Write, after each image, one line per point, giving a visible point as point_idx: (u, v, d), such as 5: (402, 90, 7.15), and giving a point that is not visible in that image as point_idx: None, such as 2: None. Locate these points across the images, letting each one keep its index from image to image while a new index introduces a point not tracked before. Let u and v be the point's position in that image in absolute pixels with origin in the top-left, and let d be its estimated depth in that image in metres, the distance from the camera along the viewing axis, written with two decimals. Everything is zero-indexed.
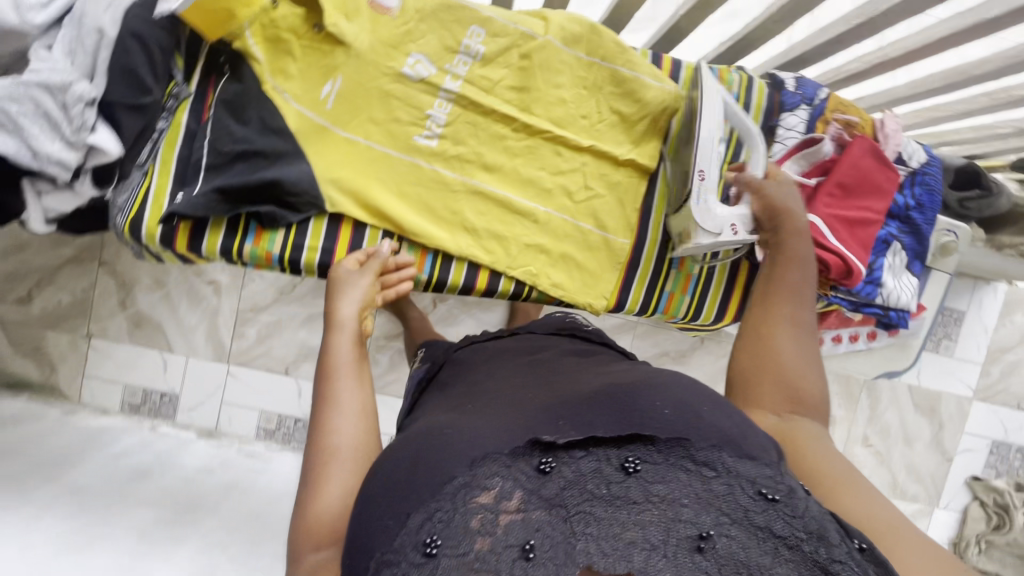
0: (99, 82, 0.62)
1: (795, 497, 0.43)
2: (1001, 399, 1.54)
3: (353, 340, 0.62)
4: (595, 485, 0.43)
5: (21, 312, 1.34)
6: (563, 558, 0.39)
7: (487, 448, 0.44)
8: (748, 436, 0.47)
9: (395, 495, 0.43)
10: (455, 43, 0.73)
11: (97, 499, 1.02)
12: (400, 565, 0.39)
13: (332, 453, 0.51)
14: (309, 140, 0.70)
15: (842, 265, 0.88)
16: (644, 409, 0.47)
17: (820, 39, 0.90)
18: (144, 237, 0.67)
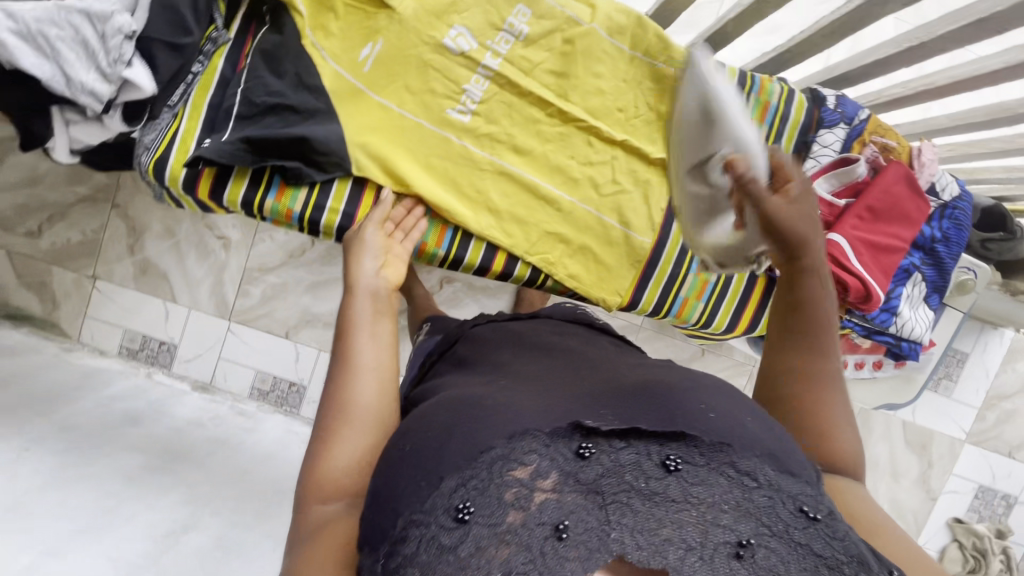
0: (140, 15, 0.59)
1: (836, 520, 0.43)
2: (993, 445, 1.53)
3: (369, 299, 0.62)
4: (634, 477, 0.42)
5: (29, 245, 1.34)
6: (597, 543, 0.39)
7: (525, 423, 0.44)
8: (790, 452, 0.47)
9: (427, 456, 0.43)
10: (500, 20, 0.73)
11: (86, 439, 1.02)
12: (431, 526, 0.39)
13: (346, 410, 0.52)
14: (343, 99, 0.70)
15: (862, 289, 0.91)
16: (690, 411, 0.46)
17: (867, 58, 0.89)
18: (168, 180, 0.67)
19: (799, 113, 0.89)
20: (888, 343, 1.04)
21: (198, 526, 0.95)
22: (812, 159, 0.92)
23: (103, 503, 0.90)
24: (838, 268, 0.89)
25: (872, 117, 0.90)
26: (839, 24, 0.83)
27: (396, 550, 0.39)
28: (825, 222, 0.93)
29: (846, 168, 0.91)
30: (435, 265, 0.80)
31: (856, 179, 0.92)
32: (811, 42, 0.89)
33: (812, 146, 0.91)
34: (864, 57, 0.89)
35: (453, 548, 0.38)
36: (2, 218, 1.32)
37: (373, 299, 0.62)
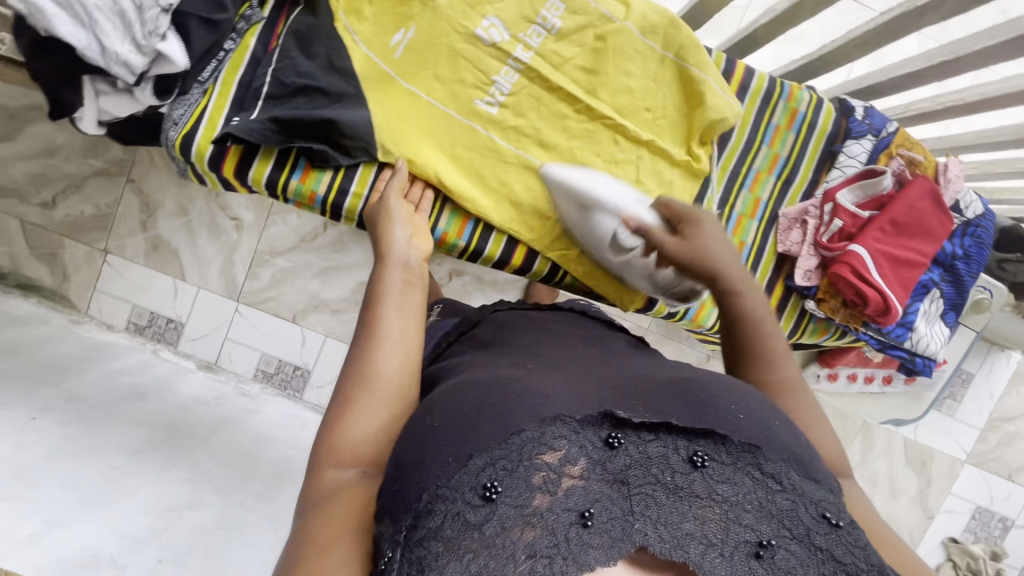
0: None
1: (856, 529, 0.46)
2: (993, 467, 1.52)
3: (398, 269, 0.62)
4: (660, 470, 0.43)
5: (43, 216, 1.34)
6: (620, 534, 0.39)
7: (556, 410, 0.45)
8: (812, 458, 0.49)
9: (456, 435, 0.43)
10: (534, 13, 0.73)
11: (91, 411, 1.02)
12: (457, 502, 0.40)
13: (368, 380, 0.52)
14: (372, 83, 0.69)
15: (881, 302, 0.90)
16: (721, 411, 0.48)
17: (899, 71, 0.89)
18: (194, 157, 0.66)
19: (827, 122, 0.93)
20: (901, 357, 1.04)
21: (201, 504, 0.95)
22: (837, 169, 0.94)
23: (107, 476, 0.90)
24: (858, 280, 0.89)
25: (900, 130, 0.92)
26: (873, 35, 0.82)
27: (421, 523, 0.40)
28: (848, 233, 0.92)
29: (871, 180, 0.91)
30: (454, 256, 0.80)
31: (880, 192, 0.92)
32: (844, 51, 0.88)
33: (838, 156, 0.93)
34: (896, 70, 0.89)
35: (479, 526, 0.38)
36: (17, 188, 1.32)
37: (404, 271, 0.62)
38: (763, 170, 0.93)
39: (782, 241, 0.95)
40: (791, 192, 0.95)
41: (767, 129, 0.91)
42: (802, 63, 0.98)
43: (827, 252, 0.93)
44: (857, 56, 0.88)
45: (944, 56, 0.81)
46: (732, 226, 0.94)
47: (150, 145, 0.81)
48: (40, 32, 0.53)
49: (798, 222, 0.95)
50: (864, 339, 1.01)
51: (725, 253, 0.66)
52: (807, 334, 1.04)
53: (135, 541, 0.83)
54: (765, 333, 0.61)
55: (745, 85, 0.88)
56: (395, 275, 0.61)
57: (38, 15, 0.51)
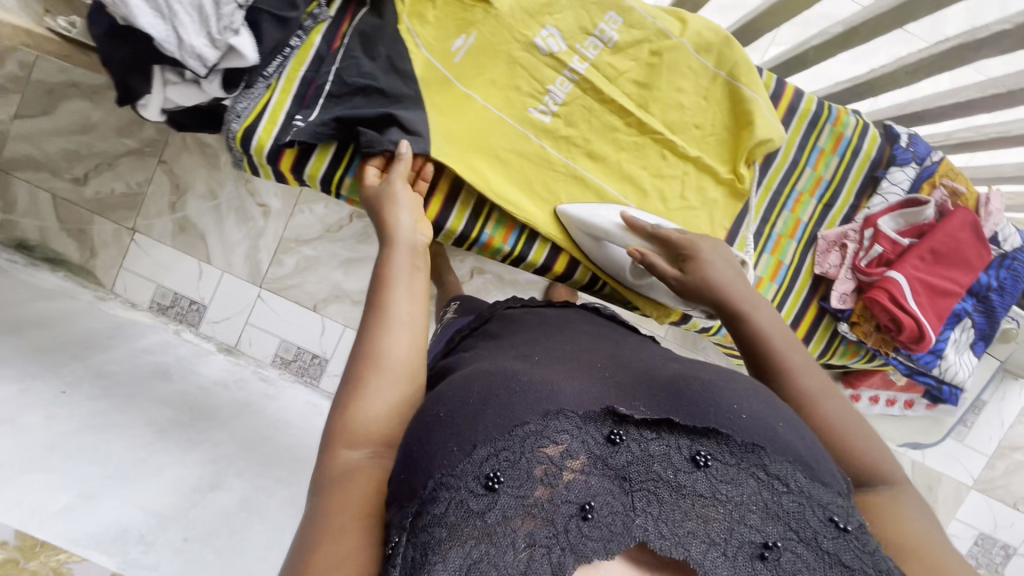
0: None
1: (866, 534, 0.46)
2: (999, 494, 1.53)
3: (406, 252, 0.62)
4: (662, 468, 0.44)
5: (74, 192, 1.36)
6: (620, 528, 0.41)
7: (560, 404, 0.46)
8: (820, 460, 0.49)
9: (462, 423, 0.45)
10: (591, 25, 0.75)
11: (118, 388, 1.04)
12: (460, 490, 0.41)
13: (376, 360, 0.54)
14: (432, 86, 0.71)
15: (915, 330, 0.93)
16: (725, 408, 0.49)
17: (945, 100, 0.89)
18: (254, 151, 0.67)
19: (871, 148, 0.94)
20: (928, 383, 1.08)
21: (224, 486, 0.97)
22: (879, 196, 0.95)
23: (135, 454, 0.91)
24: (896, 308, 0.91)
25: (944, 160, 0.93)
26: (929, 62, 0.84)
27: (427, 510, 0.41)
28: (887, 258, 0.94)
29: (915, 209, 0.93)
30: (497, 260, 0.83)
31: (921, 220, 0.94)
32: (894, 78, 0.89)
33: (881, 183, 0.94)
34: (944, 98, 0.89)
35: (481, 514, 0.40)
36: (50, 163, 1.34)
37: (412, 254, 0.63)
38: (806, 192, 0.95)
39: (820, 262, 0.97)
40: (831, 215, 0.97)
41: (812, 151, 0.93)
42: (847, 86, 0.99)
43: (864, 277, 0.95)
44: (907, 83, 0.89)
45: (996, 88, 0.81)
46: (771, 245, 0.96)
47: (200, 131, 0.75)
48: (118, 19, 0.55)
49: (836, 244, 0.97)
50: (893, 362, 1.05)
51: (726, 274, 0.68)
52: (838, 356, 1.07)
53: (162, 519, 0.84)
54: (778, 349, 0.62)
55: (793, 107, 0.90)
56: (404, 257, 0.61)
57: (121, 6, 0.52)
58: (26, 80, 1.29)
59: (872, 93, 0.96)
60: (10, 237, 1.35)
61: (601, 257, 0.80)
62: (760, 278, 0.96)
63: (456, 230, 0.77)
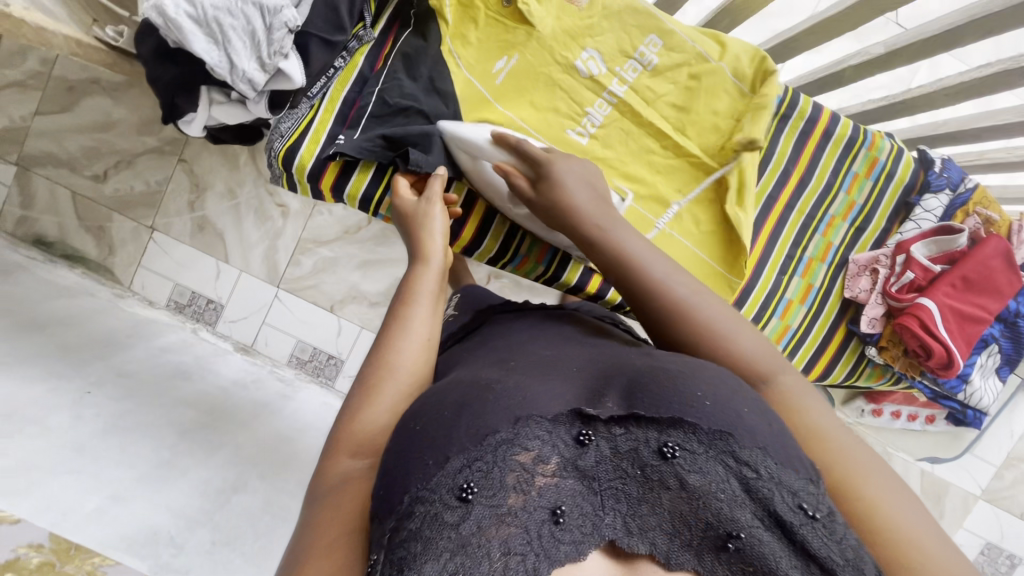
0: (302, 10, 0.58)
1: (834, 521, 0.45)
2: (1006, 505, 1.54)
3: (438, 275, 0.62)
4: (630, 466, 0.45)
5: (94, 189, 1.36)
6: (590, 529, 0.42)
7: (532, 409, 0.46)
8: (787, 443, 0.47)
9: (437, 434, 0.44)
10: (631, 48, 0.76)
11: (142, 388, 1.04)
12: (434, 504, 0.41)
13: (391, 370, 0.54)
14: (471, 107, 0.72)
15: (943, 357, 0.94)
16: (685, 397, 0.46)
17: (980, 123, 0.90)
18: (295, 170, 0.70)
19: (905, 172, 0.94)
20: (953, 408, 1.10)
21: (246, 489, 0.99)
22: (912, 222, 0.96)
23: (161, 455, 0.92)
24: (926, 335, 0.93)
25: (979, 187, 0.94)
26: (970, 85, 0.86)
27: (403, 525, 0.40)
28: (917, 284, 0.96)
29: (948, 237, 0.94)
30: (531, 278, 0.85)
31: (953, 248, 0.95)
32: (931, 99, 0.91)
33: (913, 209, 0.95)
34: (977, 121, 0.90)
35: (456, 525, 0.40)
36: (71, 159, 1.34)
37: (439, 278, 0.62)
38: (838, 216, 0.96)
39: (849, 287, 0.98)
40: (862, 239, 0.98)
41: (846, 175, 0.93)
42: (881, 105, 1.00)
43: (895, 302, 0.96)
44: (944, 104, 0.91)
45: None
46: (801, 269, 0.97)
47: (238, 144, 0.80)
48: (169, 41, 0.55)
49: (867, 269, 0.97)
50: (919, 387, 1.05)
51: (579, 195, 0.61)
52: (864, 378, 1.08)
53: (190, 521, 0.86)
54: (638, 265, 0.58)
55: (828, 132, 0.90)
56: (433, 277, 0.62)
57: (175, 32, 0.52)
58: (48, 76, 1.29)
59: (907, 112, 0.96)
60: (29, 233, 1.35)
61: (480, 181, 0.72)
62: (790, 300, 0.98)
63: (491, 250, 0.80)
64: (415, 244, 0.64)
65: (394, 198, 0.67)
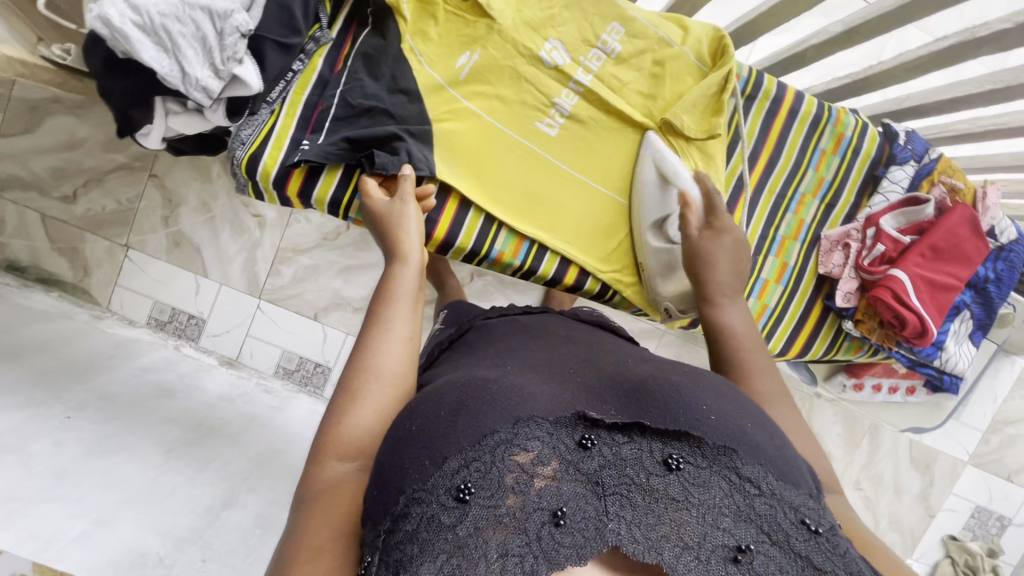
0: (254, 14, 0.58)
1: (835, 535, 0.45)
2: (993, 468, 1.58)
3: (416, 274, 0.62)
4: (635, 472, 0.43)
5: (64, 210, 1.33)
6: (593, 533, 0.39)
7: (532, 411, 0.45)
8: (789, 461, 0.48)
9: (433, 435, 0.44)
10: (594, 37, 0.76)
11: (124, 409, 1.02)
12: (432, 505, 0.40)
13: (375, 373, 0.54)
14: (434, 102, 0.72)
15: (918, 325, 0.95)
16: (693, 410, 0.47)
17: (940, 96, 0.95)
18: (259, 177, 0.68)
19: (870, 146, 0.96)
20: (930, 375, 1.12)
21: (237, 504, 0.97)
22: (880, 195, 0.97)
23: (147, 476, 0.91)
24: (899, 304, 0.93)
25: (942, 157, 0.95)
26: (926, 60, 0.88)
27: (399, 526, 0.40)
28: (888, 256, 0.96)
29: (914, 208, 0.95)
30: (508, 273, 0.83)
31: (921, 218, 0.96)
32: (892, 74, 0.93)
33: (881, 181, 0.96)
34: (942, 94, 0.94)
35: (452, 527, 0.39)
36: (38, 181, 1.32)
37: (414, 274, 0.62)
38: (808, 193, 0.97)
39: (823, 262, 1.00)
40: (832, 216, 1.00)
41: (814, 153, 0.95)
42: (845, 82, 1.03)
43: (867, 275, 0.97)
44: (904, 79, 0.93)
45: (995, 83, 0.87)
46: (775, 248, 0.98)
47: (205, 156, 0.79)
48: (118, 52, 0.54)
49: (839, 244, 0.99)
50: (896, 357, 1.07)
51: (725, 269, 0.67)
52: (843, 352, 1.09)
53: (179, 541, 0.85)
54: (745, 343, 0.63)
55: (794, 110, 0.91)
56: (411, 276, 0.61)
57: (123, 42, 0.52)
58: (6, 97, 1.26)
59: (870, 88, 0.99)
60: None
61: (644, 198, 0.80)
62: (766, 280, 0.99)
63: (467, 245, 0.77)
64: (391, 242, 0.64)
65: (364, 199, 0.66)
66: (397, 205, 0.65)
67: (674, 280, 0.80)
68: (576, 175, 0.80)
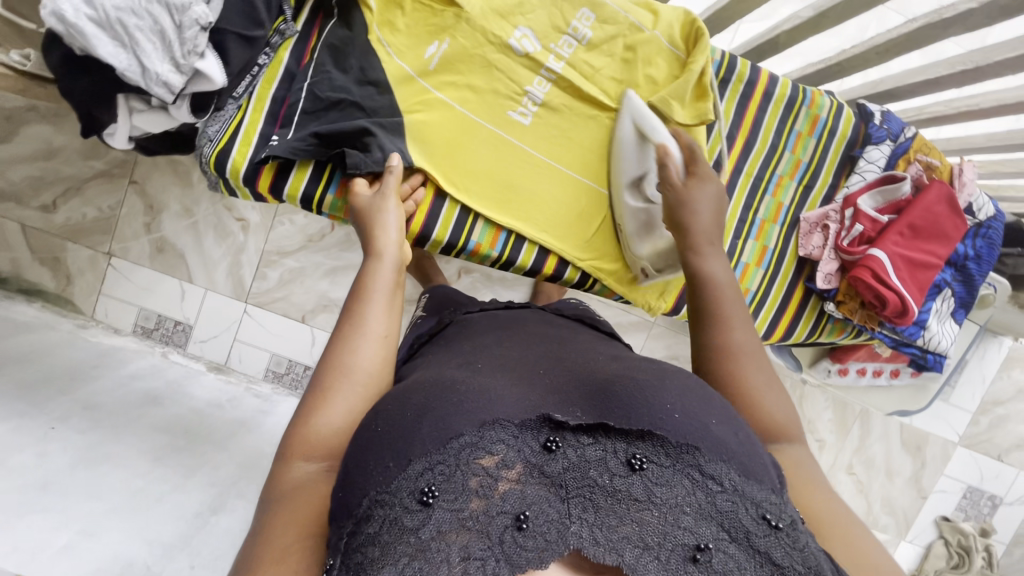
0: (214, 6, 0.57)
1: (797, 529, 0.44)
2: (984, 448, 1.59)
3: (392, 270, 0.61)
4: (597, 473, 0.43)
5: (44, 219, 1.32)
6: (554, 536, 0.39)
7: (497, 414, 0.45)
8: (751, 455, 0.47)
9: (398, 436, 0.43)
10: (564, 23, 0.76)
11: (110, 417, 1.00)
12: (394, 507, 0.40)
13: (347, 370, 0.53)
14: (404, 93, 0.71)
15: (898, 304, 0.95)
16: (655, 411, 0.46)
17: (917, 78, 0.95)
18: (229, 174, 0.68)
19: (846, 127, 0.97)
20: (913, 354, 1.12)
21: (226, 509, 0.96)
22: (857, 175, 0.97)
23: (134, 484, 0.89)
24: (879, 284, 0.93)
25: (919, 135, 0.95)
26: (898, 42, 0.89)
27: (360, 529, 0.40)
28: (867, 236, 0.97)
29: (891, 186, 0.95)
30: (486, 264, 0.83)
31: (898, 197, 0.96)
32: (865, 59, 0.94)
33: (857, 161, 0.97)
34: (914, 77, 0.95)
35: (415, 530, 0.38)
36: (17, 191, 1.30)
37: (393, 272, 0.62)
38: (786, 175, 0.97)
39: (803, 245, 1.00)
40: (811, 197, 1.00)
41: (790, 135, 0.95)
42: (820, 67, 1.04)
43: (847, 255, 0.97)
44: (876, 63, 0.94)
45: (964, 65, 0.88)
46: (755, 232, 0.98)
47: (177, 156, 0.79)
48: (76, 49, 0.54)
49: (818, 226, 0.99)
50: (880, 337, 1.07)
51: (705, 212, 0.69)
52: (826, 334, 1.10)
53: (166, 548, 0.84)
54: (725, 289, 0.64)
55: (768, 92, 0.92)
56: (387, 272, 0.61)
57: (79, 38, 0.52)
58: None
59: (842, 74, 1.01)
60: None
61: (621, 157, 0.79)
62: (746, 263, 0.99)
63: (443, 239, 0.77)
64: (367, 240, 0.63)
65: (351, 195, 0.67)
66: (377, 199, 0.66)
67: (652, 238, 0.81)
68: (552, 164, 0.80)
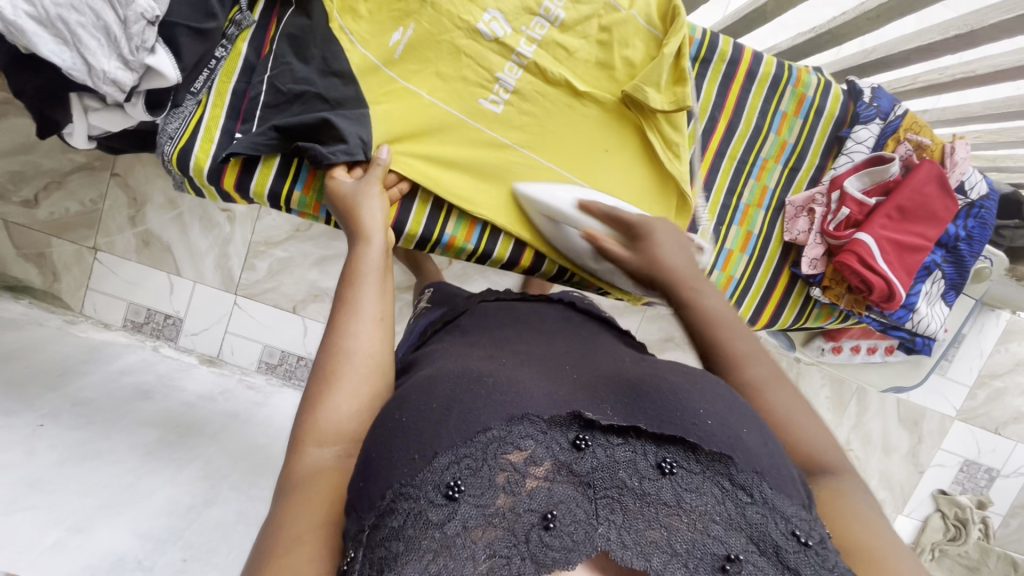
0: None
1: (826, 549, 0.42)
2: (981, 422, 1.59)
3: (381, 252, 0.61)
4: (627, 475, 0.40)
5: (27, 215, 1.30)
6: (582, 537, 0.37)
7: (526, 408, 0.43)
8: (781, 469, 0.45)
9: (424, 426, 0.41)
10: (535, 4, 0.74)
11: (100, 412, 1.00)
12: (419, 501, 0.37)
13: (347, 355, 0.51)
14: (367, 82, 0.70)
15: (885, 289, 0.93)
16: (689, 414, 0.44)
17: (912, 44, 0.92)
18: (193, 171, 0.67)
19: (835, 106, 0.94)
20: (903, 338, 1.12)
21: (219, 501, 0.96)
22: (845, 156, 0.95)
23: (123, 479, 0.89)
24: (864, 268, 0.91)
25: (909, 113, 0.92)
26: (890, 6, 0.85)
27: (384, 522, 0.37)
28: (854, 220, 0.95)
29: (879, 166, 0.93)
30: (462, 258, 0.82)
31: (886, 178, 0.94)
32: (855, 25, 0.91)
33: (846, 142, 0.95)
34: (908, 42, 0.92)
35: (440, 525, 0.36)
36: None
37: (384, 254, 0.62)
38: (771, 158, 0.96)
39: (789, 228, 0.98)
40: (797, 179, 0.98)
41: (775, 116, 0.93)
42: (811, 37, 1.00)
43: (833, 239, 0.95)
44: (867, 29, 0.91)
45: (959, 29, 0.85)
46: (738, 217, 0.97)
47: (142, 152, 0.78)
48: (21, 49, 0.55)
49: (804, 209, 0.97)
50: (867, 321, 1.05)
51: (676, 258, 0.66)
52: (813, 319, 1.08)
53: (157, 542, 0.84)
54: (728, 332, 0.58)
55: (752, 73, 0.90)
56: (376, 254, 0.60)
57: (19, 36, 0.53)
58: None
59: (838, 41, 0.97)
60: None
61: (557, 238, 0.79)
62: (729, 250, 0.98)
63: (416, 233, 0.76)
64: (352, 225, 0.63)
65: (329, 180, 0.66)
66: (360, 185, 0.65)
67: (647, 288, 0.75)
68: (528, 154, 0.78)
